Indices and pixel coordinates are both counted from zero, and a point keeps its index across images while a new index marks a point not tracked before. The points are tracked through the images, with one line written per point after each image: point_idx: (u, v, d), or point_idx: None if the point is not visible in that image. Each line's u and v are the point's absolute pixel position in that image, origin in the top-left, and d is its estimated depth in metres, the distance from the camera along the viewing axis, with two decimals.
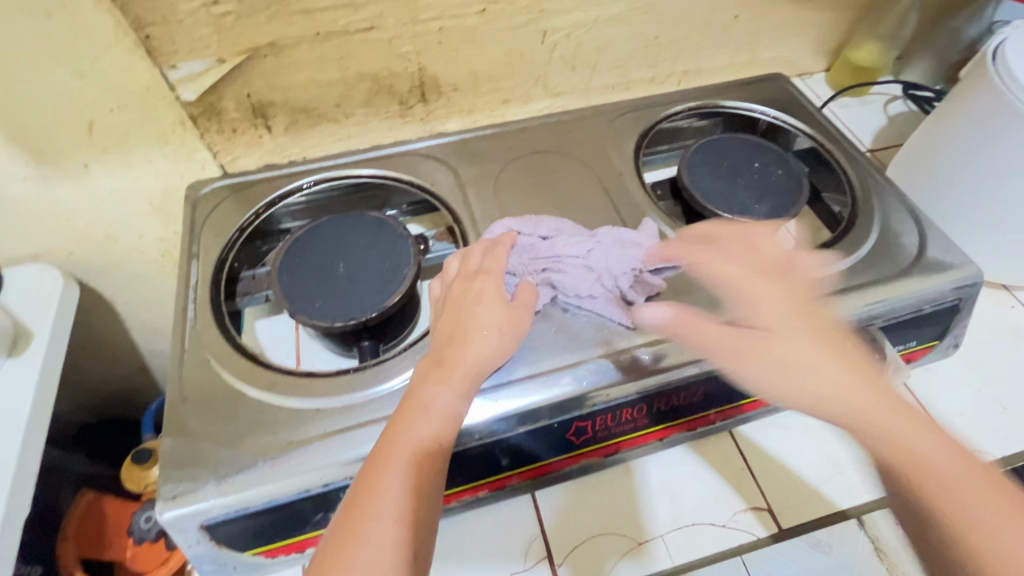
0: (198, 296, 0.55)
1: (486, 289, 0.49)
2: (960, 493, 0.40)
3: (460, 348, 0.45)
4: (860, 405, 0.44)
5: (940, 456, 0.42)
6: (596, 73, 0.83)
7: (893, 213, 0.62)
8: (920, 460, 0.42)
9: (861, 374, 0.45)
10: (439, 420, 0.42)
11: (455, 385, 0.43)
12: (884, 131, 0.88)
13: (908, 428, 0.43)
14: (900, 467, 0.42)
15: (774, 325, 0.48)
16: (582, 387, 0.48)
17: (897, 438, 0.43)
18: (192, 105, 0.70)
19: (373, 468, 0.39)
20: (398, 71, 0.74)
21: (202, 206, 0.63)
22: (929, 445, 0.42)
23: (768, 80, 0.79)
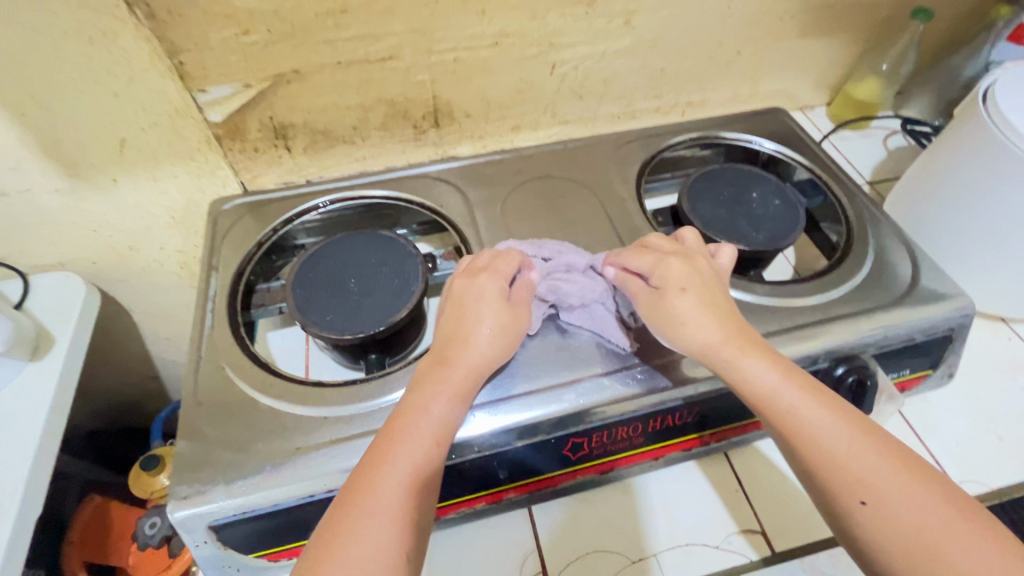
0: (216, 306, 0.58)
1: (488, 286, 0.50)
2: (842, 447, 0.42)
3: (466, 347, 0.48)
4: (749, 370, 0.46)
5: (817, 414, 0.44)
6: (603, 103, 0.86)
7: (887, 244, 0.64)
8: (803, 420, 0.44)
9: (739, 338, 0.48)
10: (432, 422, 0.43)
11: (450, 389, 0.45)
12: (883, 164, 0.90)
13: (790, 388, 0.45)
14: (786, 429, 0.44)
15: (682, 290, 0.50)
16: (579, 405, 0.49)
17: (786, 400, 0.45)
18: (218, 126, 0.74)
19: (371, 466, 0.41)
20: (414, 98, 0.78)
21: (223, 221, 0.66)
22: (807, 405, 0.44)
23: (769, 114, 0.82)
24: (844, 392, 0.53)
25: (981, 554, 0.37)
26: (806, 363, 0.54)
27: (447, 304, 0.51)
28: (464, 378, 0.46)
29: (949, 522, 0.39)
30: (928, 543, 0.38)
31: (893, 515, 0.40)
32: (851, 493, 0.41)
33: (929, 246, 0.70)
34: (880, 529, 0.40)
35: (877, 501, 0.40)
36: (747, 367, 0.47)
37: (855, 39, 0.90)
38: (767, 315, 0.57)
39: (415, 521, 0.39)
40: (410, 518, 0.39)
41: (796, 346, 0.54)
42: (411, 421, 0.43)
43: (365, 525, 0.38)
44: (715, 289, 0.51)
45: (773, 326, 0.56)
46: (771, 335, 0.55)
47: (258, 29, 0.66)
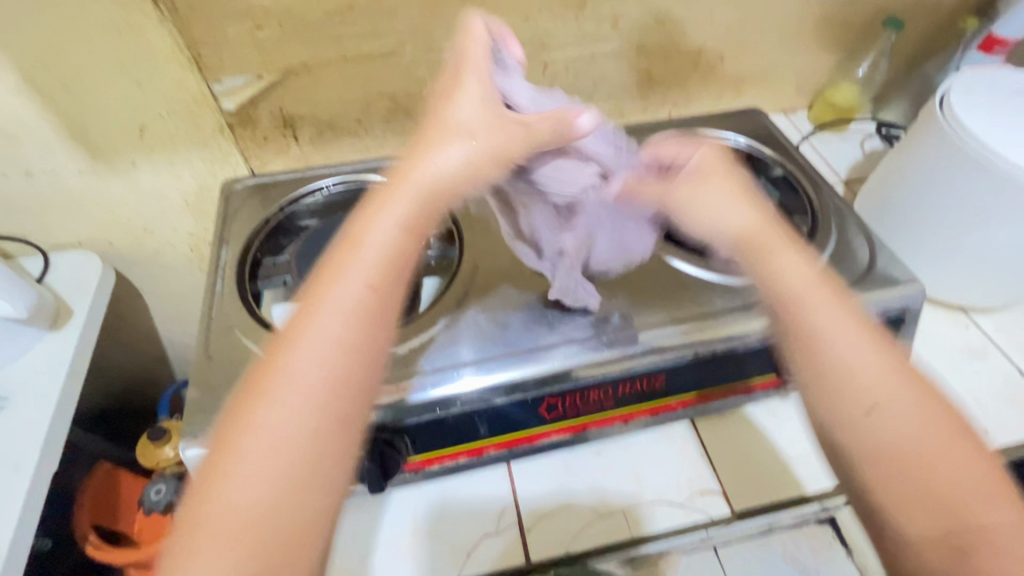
0: (226, 275, 0.63)
1: (473, 96, 0.46)
2: (858, 354, 0.41)
3: (428, 163, 0.43)
4: (777, 261, 0.45)
5: (836, 315, 0.42)
6: (593, 103, 0.92)
7: (849, 233, 0.68)
8: (820, 317, 0.42)
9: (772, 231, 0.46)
10: (366, 262, 0.39)
11: (398, 217, 0.40)
12: (859, 165, 0.95)
13: (812, 290, 0.43)
14: (801, 325, 0.42)
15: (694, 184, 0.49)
16: (555, 366, 0.54)
17: (809, 300, 0.43)
18: (231, 114, 0.80)
19: (304, 316, 0.37)
20: (414, 93, 0.84)
21: (234, 200, 0.71)
22: (829, 306, 0.42)
23: (748, 114, 0.87)
24: None
25: (973, 472, 0.37)
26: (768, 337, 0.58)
27: (430, 115, 0.46)
28: (414, 209, 0.41)
29: (947, 442, 0.38)
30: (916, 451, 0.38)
31: (896, 425, 0.39)
32: (852, 397, 0.40)
33: (891, 240, 0.75)
34: (876, 435, 0.39)
35: (880, 406, 0.39)
36: (779, 261, 0.45)
37: (834, 48, 0.95)
38: (739, 293, 0.61)
39: (348, 379, 0.36)
40: (342, 376, 0.36)
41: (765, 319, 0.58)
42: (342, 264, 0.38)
43: (288, 376, 0.35)
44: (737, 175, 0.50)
45: (744, 301, 0.60)
46: (740, 309, 0.59)
47: (270, 25, 0.72)
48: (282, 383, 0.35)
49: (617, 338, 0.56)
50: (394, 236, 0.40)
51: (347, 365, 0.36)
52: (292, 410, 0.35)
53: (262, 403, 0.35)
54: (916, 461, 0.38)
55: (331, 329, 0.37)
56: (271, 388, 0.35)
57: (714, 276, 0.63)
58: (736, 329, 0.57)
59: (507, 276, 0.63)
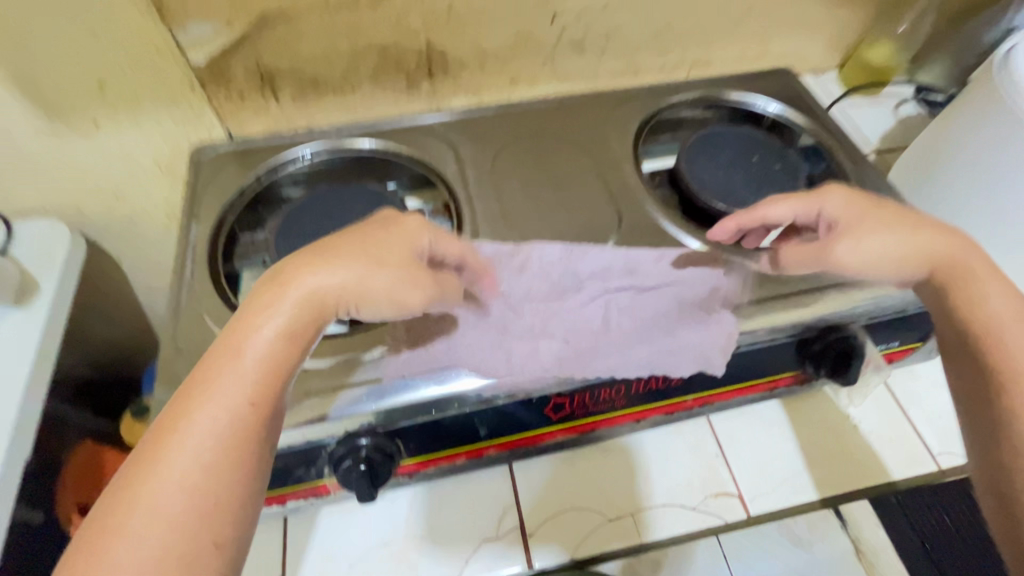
0: (197, 255, 0.56)
1: (414, 249, 0.45)
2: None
3: (319, 272, 0.41)
4: (921, 256, 0.48)
5: (1022, 336, 0.45)
6: (605, 59, 0.83)
7: None
8: (1000, 320, 0.46)
9: (998, 278, 0.47)
10: (248, 361, 0.38)
11: (277, 324, 0.39)
12: (890, 133, 0.88)
13: (1015, 306, 0.46)
14: (982, 326, 0.46)
15: (826, 248, 0.50)
16: (560, 367, 0.48)
17: (1004, 314, 0.46)
18: (201, 69, 0.71)
19: (178, 415, 0.36)
20: (407, 46, 0.75)
21: (205, 168, 0.64)
22: (1011, 314, 0.46)
23: (778, 75, 0.78)
24: (829, 360, 0.54)
25: None
26: (796, 330, 0.53)
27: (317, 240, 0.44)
28: (299, 317, 0.40)
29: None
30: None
31: None
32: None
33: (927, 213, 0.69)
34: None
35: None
36: (979, 288, 0.47)
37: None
38: (766, 281, 0.55)
39: (225, 473, 0.35)
40: (222, 471, 0.35)
41: (794, 311, 0.53)
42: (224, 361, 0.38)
43: (164, 475, 0.34)
44: (917, 216, 0.50)
45: (773, 290, 0.54)
46: (770, 299, 0.54)
47: None
48: (142, 490, 0.33)
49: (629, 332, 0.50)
50: (273, 348, 0.39)
51: (212, 484, 0.34)
52: (140, 544, 0.32)
53: (111, 531, 0.32)
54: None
55: (202, 432, 0.35)
56: (143, 493, 0.33)
57: (731, 261, 0.57)
58: (761, 322, 0.52)
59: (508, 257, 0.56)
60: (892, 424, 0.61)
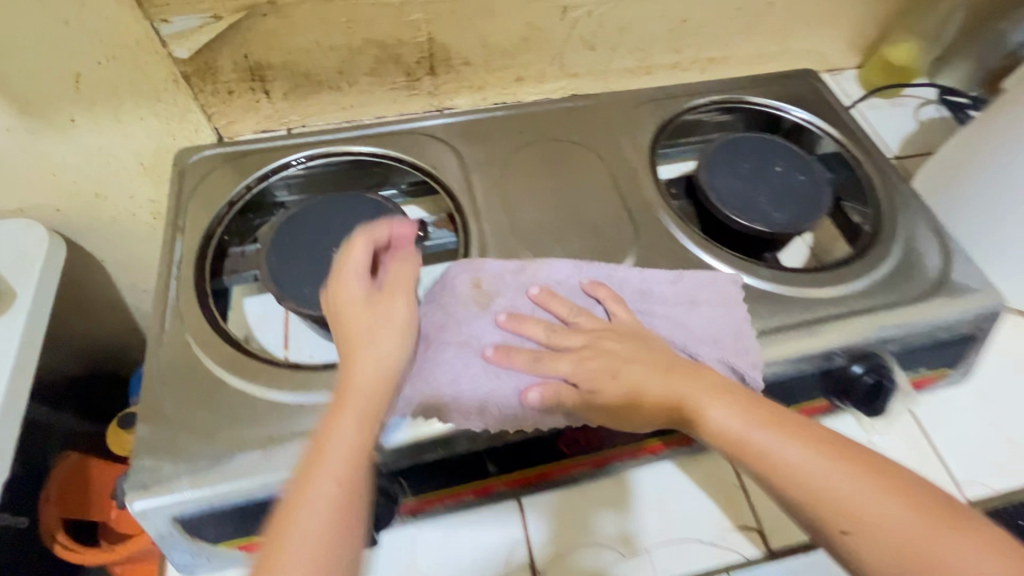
0: (181, 272, 0.52)
1: (352, 299, 0.44)
2: (886, 515, 0.35)
3: (374, 347, 0.42)
4: (752, 438, 0.39)
5: (840, 477, 0.36)
6: (616, 56, 0.78)
7: (918, 232, 0.59)
8: (821, 487, 0.36)
9: (776, 423, 0.39)
10: (343, 447, 0.39)
11: (359, 414, 0.40)
12: (912, 138, 0.84)
13: (815, 455, 0.37)
14: (806, 495, 0.36)
15: (614, 376, 0.43)
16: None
17: (814, 473, 0.37)
18: (186, 63, 0.66)
19: (293, 501, 0.37)
20: (407, 40, 0.70)
21: (190, 174, 0.59)
22: (846, 482, 0.36)
23: (801, 76, 0.73)
24: (861, 392, 0.50)
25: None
26: (821, 361, 0.51)
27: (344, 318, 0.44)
28: (373, 405, 0.41)
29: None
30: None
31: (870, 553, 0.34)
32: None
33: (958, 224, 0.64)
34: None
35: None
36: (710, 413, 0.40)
37: None
38: (791, 307, 0.53)
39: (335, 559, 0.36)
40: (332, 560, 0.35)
41: (819, 341, 0.50)
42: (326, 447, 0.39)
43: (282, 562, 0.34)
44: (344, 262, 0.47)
45: (798, 317, 0.52)
46: (794, 327, 0.51)
47: None
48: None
49: None
50: (355, 437, 0.39)
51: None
52: None
53: None
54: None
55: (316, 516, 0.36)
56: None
57: (753, 283, 0.55)
58: (786, 352, 0.50)
59: None
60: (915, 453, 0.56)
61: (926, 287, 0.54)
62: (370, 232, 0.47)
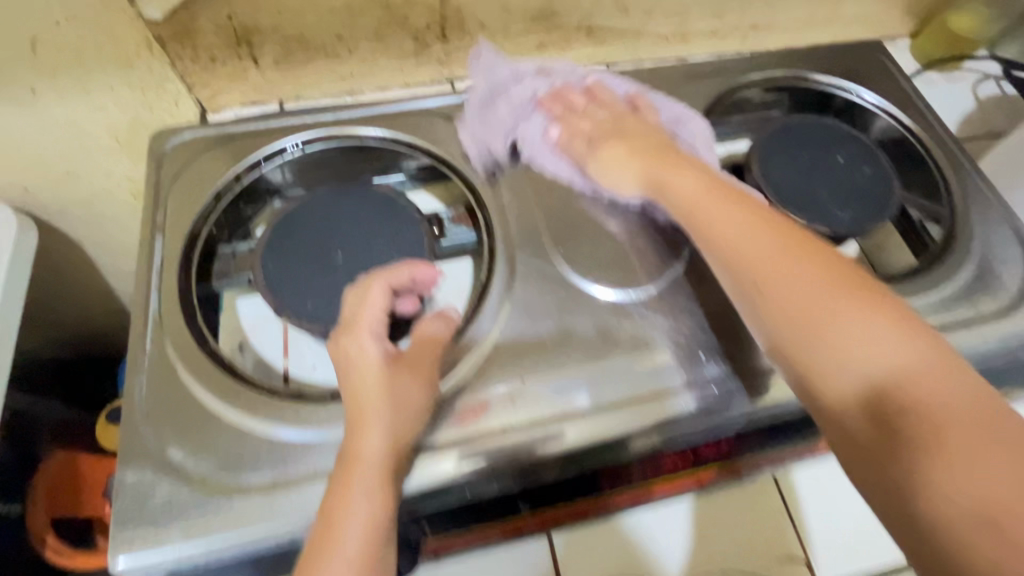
0: (164, 280, 0.45)
1: (366, 361, 0.38)
2: (830, 302, 0.36)
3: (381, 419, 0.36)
4: (730, 235, 0.40)
5: (806, 272, 0.38)
6: (651, 20, 0.69)
7: (996, 236, 0.53)
8: (774, 272, 0.38)
9: (796, 243, 0.39)
10: (358, 524, 0.33)
11: (374, 480, 0.34)
12: (970, 119, 0.76)
13: (783, 245, 0.39)
14: (754, 274, 0.39)
15: (623, 163, 0.47)
16: (608, 432, 0.42)
17: (849, 326, 0.35)
18: (160, 25, 0.56)
19: None
20: (416, 1, 0.60)
21: (171, 163, 0.52)
22: (799, 275, 0.37)
23: (861, 48, 0.65)
24: None
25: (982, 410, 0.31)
26: None
27: (355, 380, 0.37)
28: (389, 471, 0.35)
29: (1013, 450, 0.30)
30: (943, 425, 0.31)
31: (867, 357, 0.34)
32: (825, 346, 0.35)
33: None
34: (932, 463, 0.30)
35: (921, 415, 0.32)
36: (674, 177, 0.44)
37: None
38: None
39: None
40: None
41: None
42: (337, 524, 0.33)
43: None
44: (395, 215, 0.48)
45: None
46: None
47: None
48: None
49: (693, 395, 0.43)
50: (372, 505, 0.34)
51: None
52: None
53: None
54: (864, 431, 0.34)
55: None
56: None
57: None
58: None
59: (551, 291, 0.47)
60: None
61: (1007, 300, 0.49)
62: (388, 276, 0.41)
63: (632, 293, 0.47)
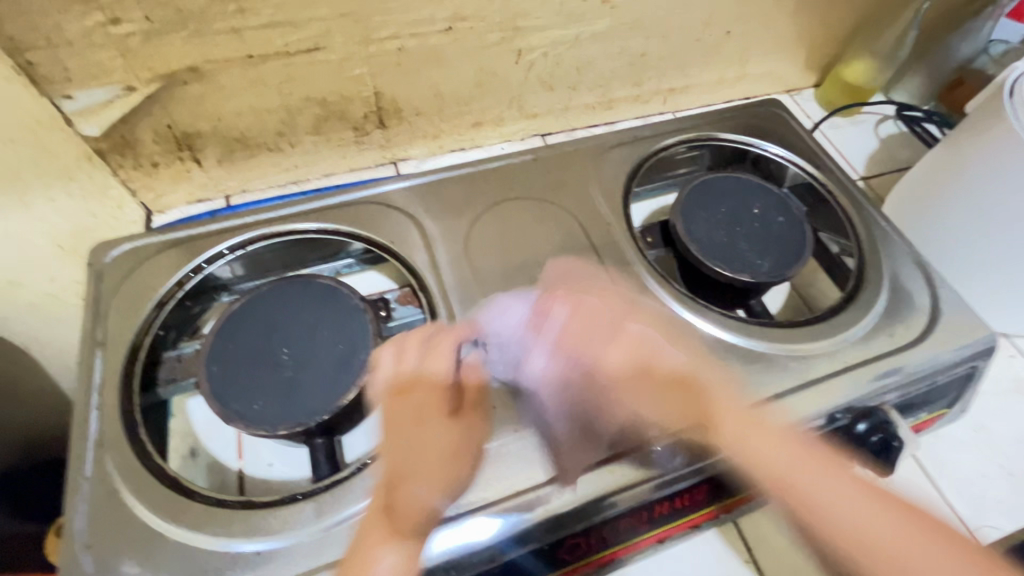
0: (105, 398, 0.45)
1: (441, 403, 0.44)
2: (874, 527, 0.39)
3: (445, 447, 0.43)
4: (752, 448, 0.44)
5: (893, 520, 0.40)
6: (576, 93, 0.75)
7: (901, 269, 0.58)
8: (858, 524, 0.40)
9: (832, 469, 0.43)
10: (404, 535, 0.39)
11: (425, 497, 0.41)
12: (876, 155, 0.83)
13: (816, 467, 0.42)
14: (849, 530, 0.40)
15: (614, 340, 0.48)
16: (583, 498, 0.44)
17: (881, 533, 0.39)
18: (99, 140, 0.57)
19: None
20: (352, 96, 0.64)
21: (107, 278, 0.51)
22: (926, 554, 0.38)
23: (764, 106, 0.71)
24: (867, 451, 0.48)
25: None
26: (823, 423, 0.49)
27: (423, 407, 0.43)
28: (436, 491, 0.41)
29: None
30: None
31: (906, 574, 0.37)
32: None
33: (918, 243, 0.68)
34: None
35: None
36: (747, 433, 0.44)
37: (849, 16, 0.81)
38: (786, 367, 0.51)
39: None
40: None
41: (817, 401, 0.49)
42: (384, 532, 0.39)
43: None
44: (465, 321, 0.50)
45: (798, 378, 0.50)
46: (795, 390, 0.49)
47: (132, 17, 0.49)
48: None
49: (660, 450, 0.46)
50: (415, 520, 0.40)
51: None
52: None
53: None
54: None
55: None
56: None
57: (745, 344, 0.52)
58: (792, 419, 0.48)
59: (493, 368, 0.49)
60: (924, 501, 0.54)
61: (920, 330, 0.54)
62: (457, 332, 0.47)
63: None
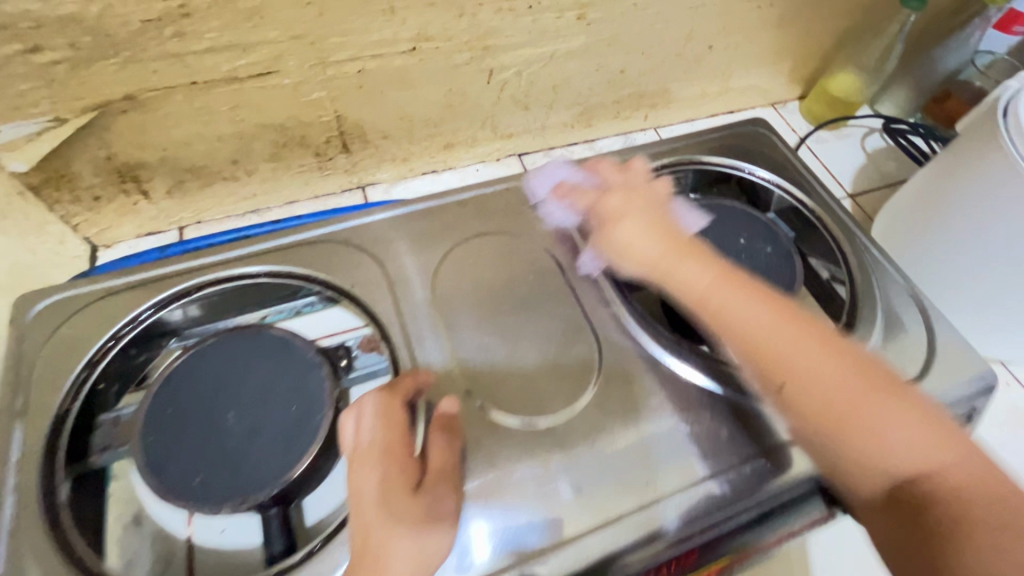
0: (22, 478, 0.40)
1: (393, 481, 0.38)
2: (788, 344, 0.40)
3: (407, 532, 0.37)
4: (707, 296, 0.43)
5: (819, 356, 0.40)
6: (553, 112, 0.71)
7: (895, 300, 0.55)
8: (770, 341, 0.41)
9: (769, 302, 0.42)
10: None
11: None
12: (863, 171, 0.81)
13: (761, 309, 0.42)
14: (763, 347, 0.41)
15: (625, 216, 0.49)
16: (577, 562, 0.41)
17: (800, 355, 0.40)
18: (30, 175, 0.52)
19: None
20: (311, 121, 0.60)
21: (32, 337, 0.46)
22: (833, 371, 0.39)
23: (749, 125, 0.68)
24: None
25: (906, 426, 0.36)
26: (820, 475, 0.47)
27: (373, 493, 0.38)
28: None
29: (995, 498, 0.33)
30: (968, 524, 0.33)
31: (811, 395, 0.39)
32: (844, 443, 0.37)
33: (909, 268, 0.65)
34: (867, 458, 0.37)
35: (950, 515, 0.33)
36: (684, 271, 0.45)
37: (834, 28, 0.78)
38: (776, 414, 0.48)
39: None
40: None
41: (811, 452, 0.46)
42: None
43: None
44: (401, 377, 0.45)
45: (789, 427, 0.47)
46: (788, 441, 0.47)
47: (57, 44, 0.44)
48: None
49: (644, 514, 0.42)
50: None
51: None
52: None
53: None
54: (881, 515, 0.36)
55: None
56: None
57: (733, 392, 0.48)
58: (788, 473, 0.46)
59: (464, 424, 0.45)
60: None
61: (919, 368, 0.51)
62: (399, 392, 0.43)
63: (528, 421, 0.45)
